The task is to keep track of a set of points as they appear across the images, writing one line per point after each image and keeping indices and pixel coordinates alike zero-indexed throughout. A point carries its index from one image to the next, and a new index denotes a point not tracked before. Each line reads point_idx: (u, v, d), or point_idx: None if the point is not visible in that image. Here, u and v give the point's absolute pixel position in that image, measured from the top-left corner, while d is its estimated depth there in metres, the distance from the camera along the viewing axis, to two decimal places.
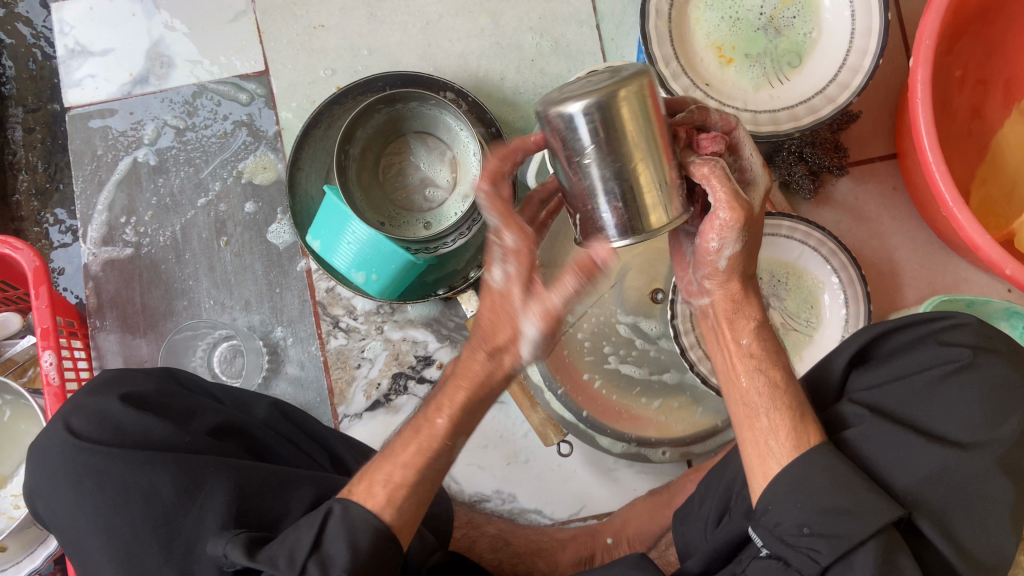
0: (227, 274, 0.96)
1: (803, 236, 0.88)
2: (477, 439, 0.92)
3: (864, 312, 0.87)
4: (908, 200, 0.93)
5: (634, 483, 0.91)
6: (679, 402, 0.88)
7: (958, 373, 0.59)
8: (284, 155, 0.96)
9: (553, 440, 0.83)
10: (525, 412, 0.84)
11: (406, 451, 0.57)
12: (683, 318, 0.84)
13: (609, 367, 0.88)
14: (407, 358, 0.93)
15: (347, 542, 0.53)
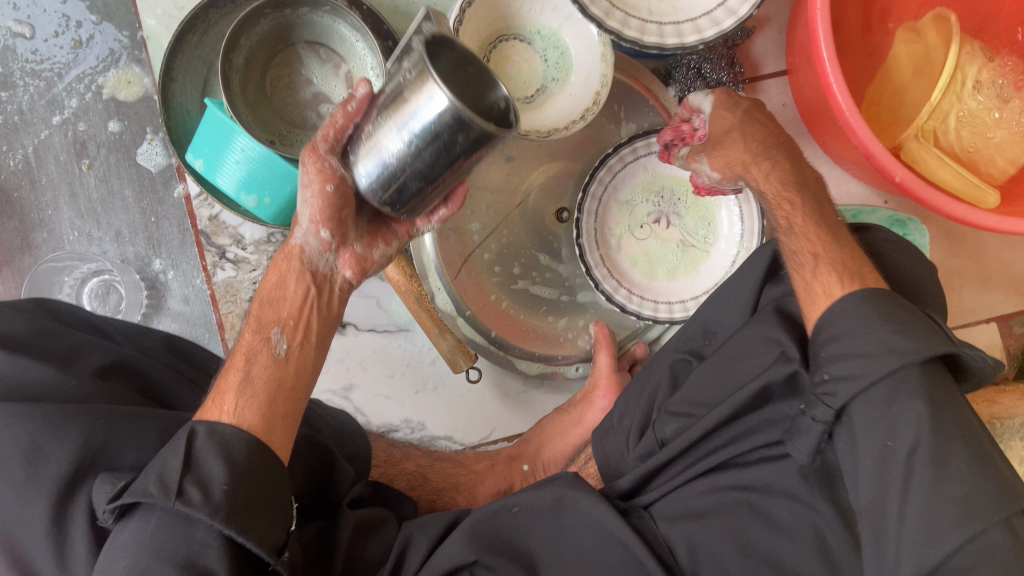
0: (91, 202, 0.86)
1: None
2: (383, 368, 0.90)
3: (758, 229, 0.83)
4: (795, 117, 0.95)
5: (542, 403, 0.92)
6: (583, 321, 0.91)
7: None
8: (150, 69, 0.86)
9: (462, 365, 0.80)
10: (434, 339, 0.78)
11: (256, 367, 0.57)
12: (588, 236, 0.84)
13: (516, 287, 0.88)
14: None
15: (238, 471, 0.50)
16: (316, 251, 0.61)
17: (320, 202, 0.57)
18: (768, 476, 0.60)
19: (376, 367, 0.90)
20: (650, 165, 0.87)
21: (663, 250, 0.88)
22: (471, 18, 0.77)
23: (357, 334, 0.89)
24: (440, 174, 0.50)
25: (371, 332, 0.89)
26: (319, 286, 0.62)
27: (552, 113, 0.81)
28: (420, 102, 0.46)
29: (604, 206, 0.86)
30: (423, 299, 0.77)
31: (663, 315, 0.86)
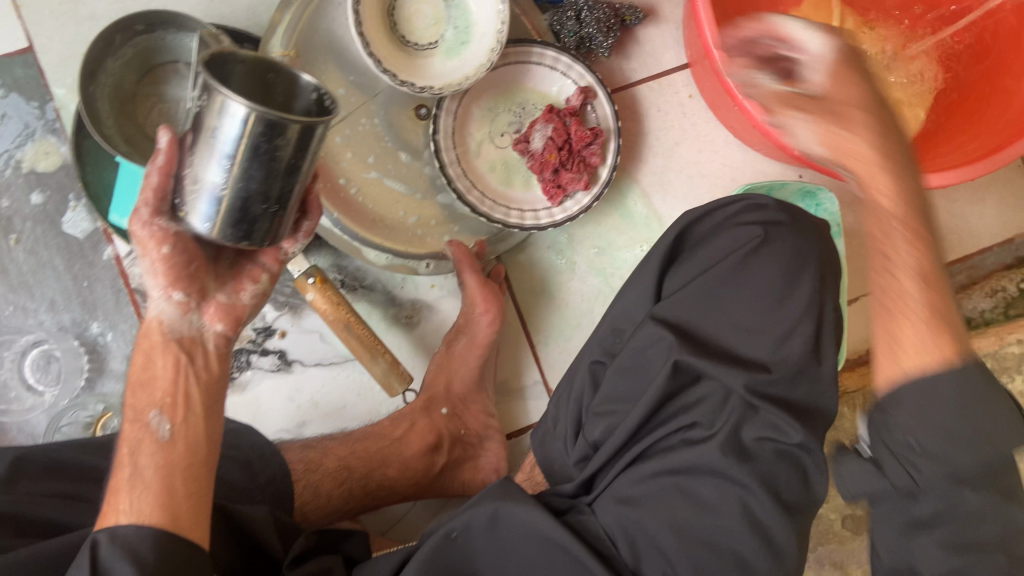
0: (22, 275, 0.87)
1: (564, 68, 0.91)
2: (333, 402, 0.91)
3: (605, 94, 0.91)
4: (702, 106, 0.99)
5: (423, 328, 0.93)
6: (437, 220, 0.92)
7: (749, 257, 0.70)
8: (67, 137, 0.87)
9: (398, 389, 0.84)
10: (366, 364, 0.83)
11: (143, 456, 0.63)
12: (445, 132, 0.88)
13: (370, 175, 0.88)
14: (244, 332, 0.88)
15: (144, 565, 0.57)
16: (174, 315, 0.69)
17: (170, 266, 0.67)
18: (693, 457, 0.65)
19: (326, 401, 0.90)
20: (514, 77, 0.93)
21: (521, 159, 0.94)
22: None
23: (303, 370, 0.90)
24: (275, 179, 0.62)
25: (317, 366, 0.90)
26: (189, 350, 0.69)
27: (450, 72, 0.87)
28: (224, 124, 0.59)
29: (466, 107, 0.91)
30: (350, 325, 0.82)
31: (523, 220, 0.90)
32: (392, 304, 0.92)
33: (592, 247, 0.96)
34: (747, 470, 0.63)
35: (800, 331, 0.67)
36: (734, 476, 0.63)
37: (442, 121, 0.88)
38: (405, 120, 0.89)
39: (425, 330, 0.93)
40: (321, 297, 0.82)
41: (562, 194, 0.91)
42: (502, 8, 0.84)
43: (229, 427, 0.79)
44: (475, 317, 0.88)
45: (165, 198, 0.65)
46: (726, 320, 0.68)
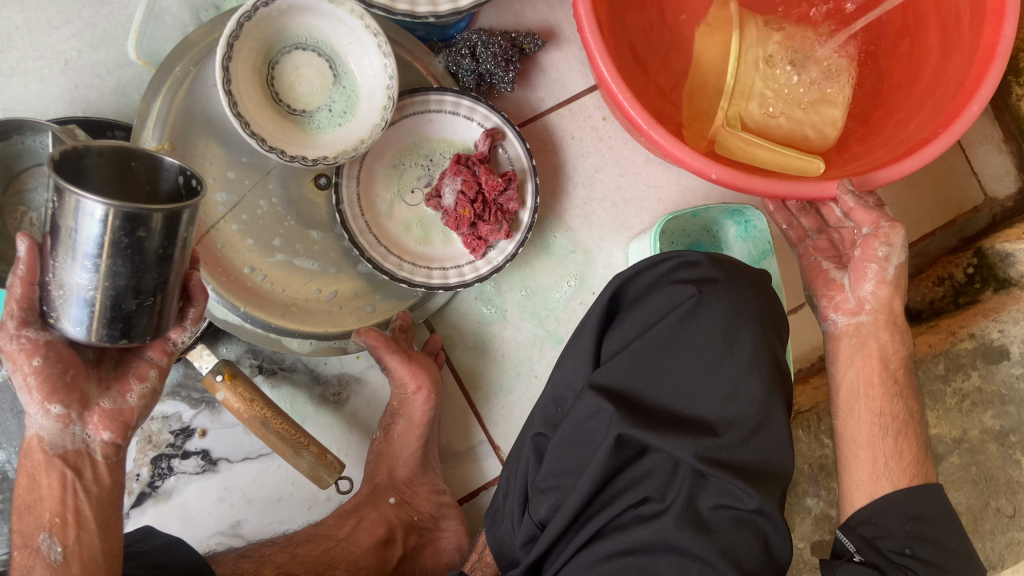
0: None
1: (467, 112, 0.87)
2: (267, 496, 0.86)
3: (515, 132, 0.86)
4: (617, 128, 0.94)
5: (353, 405, 0.88)
6: (354, 292, 0.87)
7: (692, 313, 0.60)
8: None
9: (328, 479, 0.79)
10: (290, 460, 0.78)
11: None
12: (350, 201, 0.84)
13: (276, 257, 0.83)
14: (162, 437, 0.84)
15: None
16: (56, 430, 0.62)
17: (44, 383, 0.59)
18: (647, 535, 0.57)
19: (259, 496, 0.86)
20: (415, 128, 0.88)
21: (434, 214, 0.88)
22: (237, 57, 0.76)
23: (230, 468, 0.85)
24: (147, 273, 0.54)
25: (245, 461, 0.85)
26: (77, 465, 0.63)
27: (345, 135, 0.82)
28: (80, 223, 0.51)
29: (368, 168, 0.86)
30: (267, 422, 0.77)
31: (438, 280, 0.85)
32: (317, 383, 0.87)
33: (522, 292, 0.92)
34: (705, 543, 0.56)
35: (747, 391, 0.59)
36: (694, 551, 0.56)
37: (346, 189, 0.84)
38: (306, 194, 0.84)
39: (356, 405, 0.89)
40: (233, 396, 0.77)
41: (483, 246, 0.86)
42: (388, 62, 0.80)
43: (154, 550, 0.74)
44: (409, 398, 0.83)
45: (33, 304, 0.57)
46: (669, 384, 0.60)
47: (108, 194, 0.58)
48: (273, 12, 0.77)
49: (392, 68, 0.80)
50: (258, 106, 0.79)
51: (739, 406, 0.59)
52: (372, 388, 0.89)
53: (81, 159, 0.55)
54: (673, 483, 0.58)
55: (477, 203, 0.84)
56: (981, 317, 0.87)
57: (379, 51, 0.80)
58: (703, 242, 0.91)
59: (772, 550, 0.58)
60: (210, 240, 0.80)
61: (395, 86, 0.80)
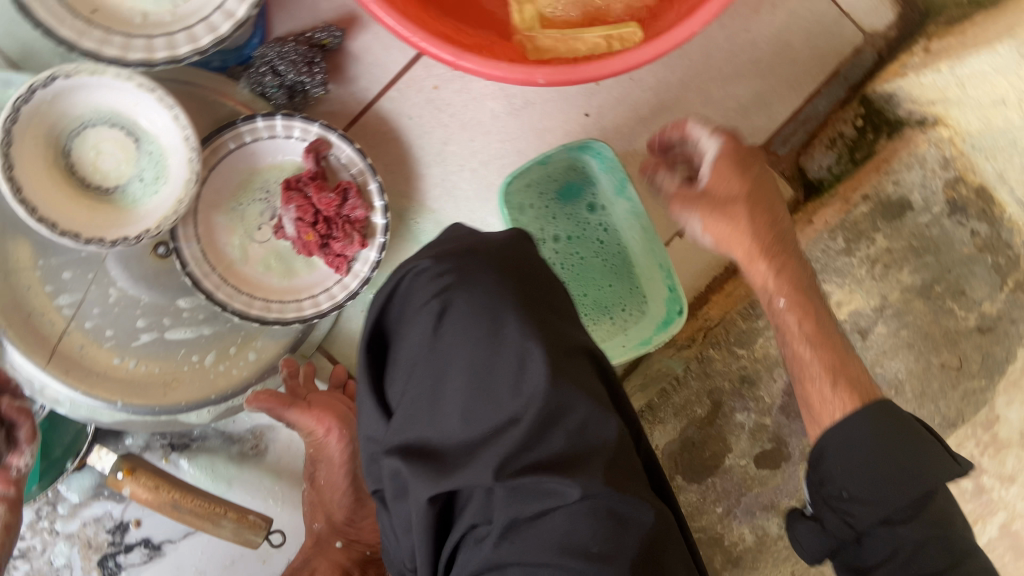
0: None
1: (284, 132, 0.83)
2: (219, 562, 0.87)
3: (340, 138, 0.82)
4: (453, 92, 0.88)
5: (274, 452, 0.88)
6: (235, 345, 0.84)
7: (442, 338, 0.61)
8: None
9: (257, 538, 0.79)
10: (212, 532, 0.78)
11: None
12: (196, 261, 0.81)
13: (141, 340, 0.81)
14: (100, 539, 0.84)
15: None
16: None
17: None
18: (491, 560, 0.57)
19: (213, 564, 0.87)
20: (239, 163, 0.84)
21: (288, 244, 0.85)
22: (22, 159, 0.74)
23: (175, 548, 0.86)
24: None
25: (187, 537, 0.86)
26: None
27: (162, 202, 0.79)
28: None
29: (204, 220, 0.82)
30: (178, 501, 0.77)
31: (310, 311, 0.84)
32: (232, 443, 0.86)
33: None
34: (542, 549, 0.56)
35: (527, 376, 0.59)
36: (535, 559, 0.56)
37: (188, 251, 0.81)
38: (150, 267, 0.81)
39: (277, 453, 0.88)
40: (136, 487, 0.77)
41: (345, 262, 0.83)
42: (177, 113, 0.75)
43: None
44: (322, 441, 0.83)
45: None
46: (457, 408, 0.60)
47: None
48: (44, 101, 0.74)
49: (181, 119, 0.76)
50: (63, 199, 0.76)
51: (524, 401, 0.59)
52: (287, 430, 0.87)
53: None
54: (495, 504, 0.57)
55: (316, 218, 0.81)
56: (874, 174, 0.82)
57: (163, 108, 0.76)
58: (573, 188, 0.87)
59: (623, 521, 0.57)
60: (64, 345, 0.78)
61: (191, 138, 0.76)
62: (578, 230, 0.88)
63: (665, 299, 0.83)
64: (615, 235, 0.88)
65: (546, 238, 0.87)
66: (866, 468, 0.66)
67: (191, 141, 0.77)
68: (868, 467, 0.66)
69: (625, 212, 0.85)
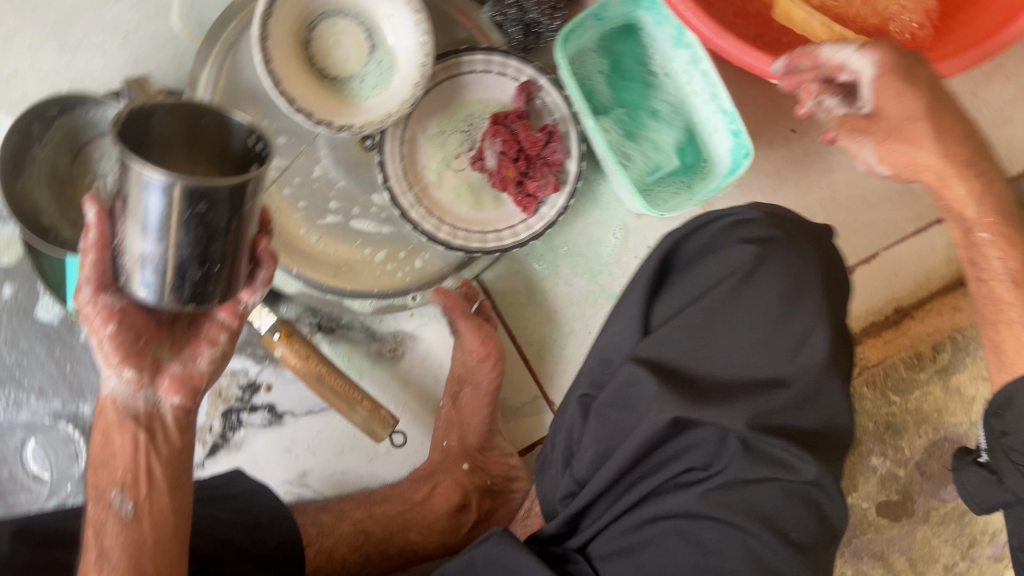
0: (8, 368, 0.87)
1: (513, 72, 0.85)
2: (331, 447, 0.89)
3: (561, 98, 0.84)
4: None
5: (409, 360, 0.90)
6: (404, 251, 0.87)
7: (742, 282, 0.64)
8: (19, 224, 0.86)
9: (382, 433, 0.82)
10: (346, 413, 0.81)
11: (107, 539, 0.62)
12: (397, 176, 0.84)
13: (326, 220, 0.84)
14: (230, 392, 0.87)
15: None
16: (127, 395, 0.63)
17: (116, 343, 0.61)
18: (685, 501, 0.60)
19: (324, 448, 0.89)
20: (460, 91, 0.87)
21: (482, 177, 0.88)
22: (276, 20, 0.77)
23: (295, 421, 0.89)
24: (214, 242, 0.54)
25: (309, 414, 0.89)
26: (148, 428, 0.64)
27: (376, 105, 0.82)
28: (146, 195, 0.51)
29: (412, 137, 0.86)
30: (323, 377, 0.80)
31: (490, 245, 0.85)
32: (374, 340, 0.89)
33: (574, 250, 0.90)
34: (744, 513, 0.58)
35: (812, 345, 0.63)
36: (733, 520, 0.58)
37: (391, 167, 0.84)
38: (354, 155, 0.85)
39: (410, 363, 0.90)
40: (291, 353, 0.79)
41: (534, 204, 0.85)
42: (424, 39, 0.80)
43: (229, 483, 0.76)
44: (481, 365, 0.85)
45: (101, 273, 0.58)
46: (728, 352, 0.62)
47: (178, 160, 0.59)
48: None
49: (423, 24, 0.79)
50: (297, 71, 0.79)
51: (798, 366, 0.62)
52: (427, 343, 0.90)
53: (147, 119, 0.55)
54: (721, 452, 0.59)
55: (517, 151, 0.83)
56: None
57: (410, 10, 0.79)
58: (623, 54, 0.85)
59: (823, 520, 0.60)
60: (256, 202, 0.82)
61: (429, 64, 0.80)
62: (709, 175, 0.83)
63: (727, 149, 0.82)
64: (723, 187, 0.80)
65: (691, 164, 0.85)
66: (745, 338, 0.63)
67: (427, 47, 0.80)
68: (752, 348, 0.62)
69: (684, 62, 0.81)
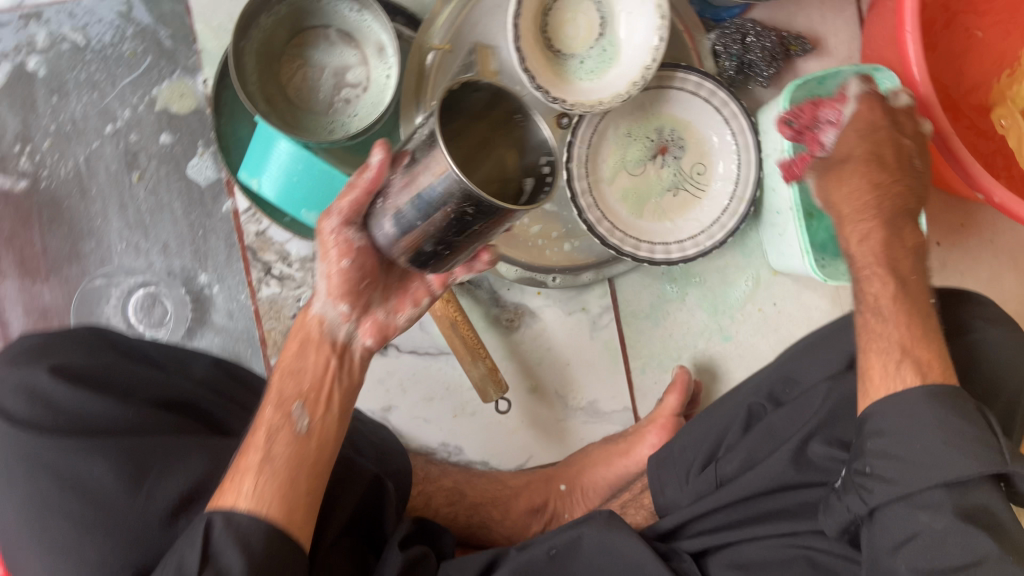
0: (140, 213, 0.86)
1: (718, 103, 0.87)
2: (422, 391, 0.90)
3: (753, 144, 0.86)
4: None
5: (524, 334, 0.91)
6: (556, 233, 0.89)
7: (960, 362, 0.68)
8: (203, 80, 0.86)
9: (491, 395, 0.83)
10: (465, 365, 0.82)
11: (277, 445, 0.54)
12: (580, 161, 0.86)
13: None
14: None
15: (256, 561, 0.49)
16: (334, 323, 0.59)
17: (340, 276, 0.57)
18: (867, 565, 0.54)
19: (415, 390, 0.90)
20: (659, 102, 0.89)
21: (651, 188, 0.90)
22: None
23: (398, 356, 0.90)
24: (461, 239, 0.50)
25: (412, 353, 0.90)
26: (340, 357, 0.60)
27: (588, 90, 0.84)
28: (431, 172, 0.47)
29: (603, 130, 0.88)
30: (457, 324, 0.80)
31: (643, 253, 0.86)
32: (495, 304, 0.90)
33: (708, 284, 0.92)
34: None
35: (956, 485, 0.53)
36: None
37: (577, 150, 0.86)
38: (547, 128, 0.87)
39: (523, 336, 0.91)
40: None
41: None
42: (658, 44, 0.81)
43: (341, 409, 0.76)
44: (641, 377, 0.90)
45: (353, 212, 0.54)
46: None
47: (462, 151, 0.55)
48: None
49: (664, 31, 0.80)
50: (532, 33, 0.82)
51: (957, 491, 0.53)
52: (544, 325, 0.92)
53: (465, 95, 0.52)
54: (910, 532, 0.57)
55: None
56: None
57: (655, 16, 0.81)
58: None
59: None
60: None
61: (654, 68, 0.80)
62: None
63: None
64: None
65: None
66: (928, 442, 0.54)
67: (657, 52, 0.80)
68: (916, 443, 0.54)
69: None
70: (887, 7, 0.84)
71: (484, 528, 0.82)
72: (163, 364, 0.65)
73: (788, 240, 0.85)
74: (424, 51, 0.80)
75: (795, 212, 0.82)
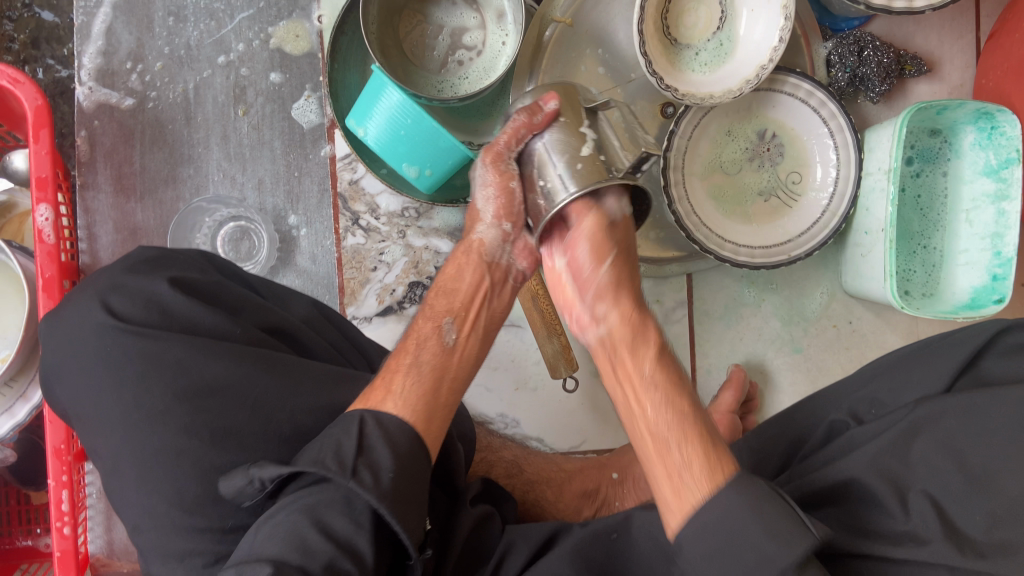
0: (240, 147, 0.87)
1: (826, 114, 0.86)
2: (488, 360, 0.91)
3: (854, 160, 0.85)
4: None
5: None
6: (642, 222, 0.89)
7: None
8: (319, 16, 0.86)
9: (562, 372, 0.83)
10: (540, 339, 0.82)
11: (426, 353, 0.60)
12: (678, 150, 0.86)
13: None
14: (427, 268, 0.88)
15: (400, 461, 0.51)
16: (495, 244, 0.65)
17: (493, 198, 0.63)
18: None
19: None
20: (763, 105, 0.89)
21: (742, 190, 0.90)
22: None
23: None
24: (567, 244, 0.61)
25: None
26: (495, 275, 0.67)
27: (698, 83, 0.84)
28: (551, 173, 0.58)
29: (705, 124, 0.88)
30: (538, 296, 0.80)
31: (727, 253, 0.86)
32: None
33: (786, 294, 0.92)
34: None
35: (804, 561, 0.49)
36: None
37: (677, 139, 0.86)
38: (650, 115, 0.87)
39: None
40: None
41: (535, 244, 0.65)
42: (779, 45, 0.80)
43: None
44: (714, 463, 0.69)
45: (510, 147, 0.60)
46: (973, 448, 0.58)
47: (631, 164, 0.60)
48: None
49: (785, 33, 0.79)
50: (654, 17, 0.82)
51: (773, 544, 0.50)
52: None
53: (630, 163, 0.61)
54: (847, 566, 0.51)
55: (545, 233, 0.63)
56: None
57: (780, 17, 0.80)
58: (932, 145, 0.90)
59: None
60: None
61: (771, 69, 0.80)
62: (936, 288, 0.89)
63: (970, 286, 0.86)
64: (944, 304, 0.88)
65: (938, 264, 0.89)
66: (738, 555, 0.48)
67: (776, 53, 0.80)
68: (725, 543, 0.48)
69: (981, 192, 0.86)
70: (1012, 39, 0.84)
71: (535, 508, 0.79)
72: (265, 296, 0.65)
73: (872, 262, 0.84)
74: (545, 23, 0.80)
75: (886, 234, 0.81)
